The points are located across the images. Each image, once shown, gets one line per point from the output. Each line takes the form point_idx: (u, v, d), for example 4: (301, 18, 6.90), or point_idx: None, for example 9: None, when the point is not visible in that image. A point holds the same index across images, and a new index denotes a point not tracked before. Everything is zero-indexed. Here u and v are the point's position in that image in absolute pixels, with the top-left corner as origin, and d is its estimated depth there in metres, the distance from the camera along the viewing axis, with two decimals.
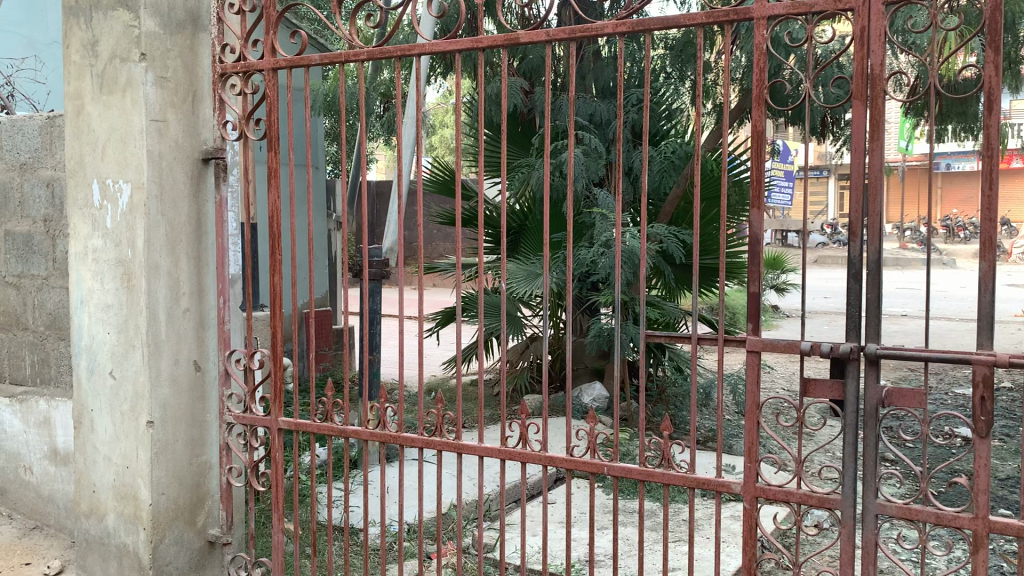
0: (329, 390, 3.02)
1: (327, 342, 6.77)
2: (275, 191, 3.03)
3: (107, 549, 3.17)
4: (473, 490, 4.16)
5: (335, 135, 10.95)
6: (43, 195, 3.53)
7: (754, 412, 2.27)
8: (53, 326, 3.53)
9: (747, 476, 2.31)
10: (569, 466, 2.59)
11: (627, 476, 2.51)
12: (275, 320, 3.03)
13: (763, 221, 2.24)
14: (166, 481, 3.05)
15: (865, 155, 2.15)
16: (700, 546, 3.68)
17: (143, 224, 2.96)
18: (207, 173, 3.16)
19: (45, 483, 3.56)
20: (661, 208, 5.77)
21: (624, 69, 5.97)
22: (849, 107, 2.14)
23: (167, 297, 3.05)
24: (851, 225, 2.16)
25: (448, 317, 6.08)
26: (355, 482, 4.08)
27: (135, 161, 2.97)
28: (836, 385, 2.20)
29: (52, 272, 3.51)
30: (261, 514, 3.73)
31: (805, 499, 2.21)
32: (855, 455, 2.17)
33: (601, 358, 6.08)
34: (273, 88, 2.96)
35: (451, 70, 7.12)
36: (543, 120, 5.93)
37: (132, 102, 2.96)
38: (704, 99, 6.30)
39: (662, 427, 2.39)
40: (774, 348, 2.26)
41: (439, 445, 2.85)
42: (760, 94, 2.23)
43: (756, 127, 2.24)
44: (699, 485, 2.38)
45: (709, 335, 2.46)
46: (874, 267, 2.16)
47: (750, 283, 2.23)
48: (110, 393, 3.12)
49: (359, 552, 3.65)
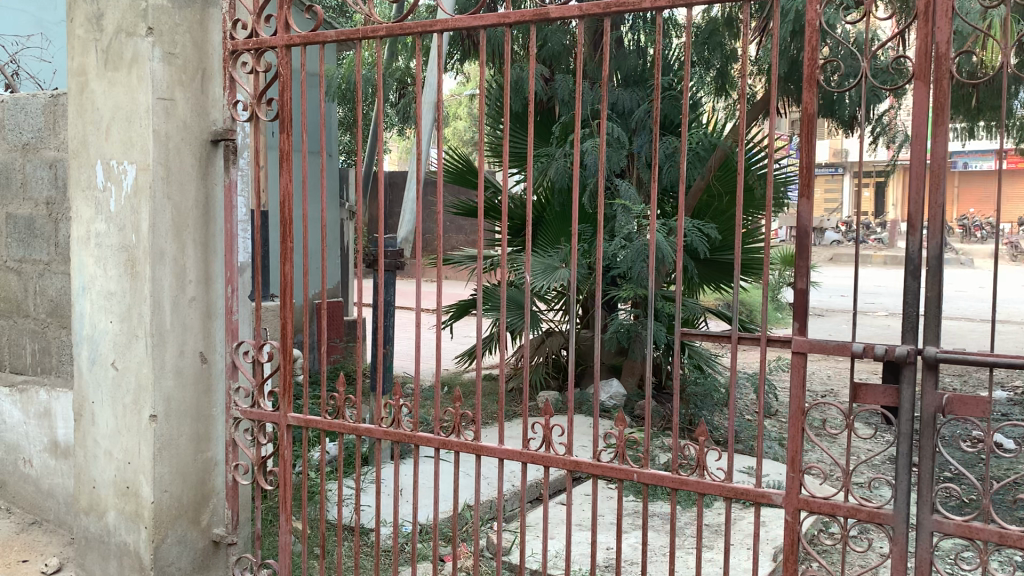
0: (340, 384, 2.87)
1: (338, 334, 6.64)
2: (287, 174, 2.87)
3: (107, 548, 3.03)
4: (490, 490, 4.01)
5: (349, 124, 10.82)
6: (45, 176, 3.39)
7: (798, 418, 2.10)
8: (55, 313, 3.38)
9: (790, 487, 2.15)
10: (596, 472, 2.43)
11: (657, 484, 2.34)
12: (286, 311, 2.88)
13: (813, 211, 2.07)
14: (169, 478, 2.91)
15: (927, 142, 1.96)
16: (729, 554, 3.54)
17: (148, 208, 2.81)
18: (216, 155, 3.00)
19: (45, 476, 3.42)
20: (684, 200, 5.60)
21: (649, 55, 5.77)
22: (910, 88, 1.96)
23: (172, 285, 2.90)
24: (909, 218, 1.98)
25: (463, 310, 5.93)
26: (367, 480, 3.93)
27: (139, 141, 2.81)
28: (890, 390, 2.03)
29: (54, 257, 3.36)
30: (268, 512, 3.58)
31: (853, 512, 2.04)
32: (909, 466, 2.00)
33: (620, 355, 5.92)
34: (286, 66, 2.81)
35: (468, 56, 6.96)
36: (563, 109, 5.77)
37: (137, 79, 2.81)
38: (729, 89, 6.11)
39: (697, 432, 2.22)
40: (822, 350, 2.08)
41: (455, 446, 2.68)
42: (812, 73, 2.06)
43: (807, 110, 2.07)
44: (737, 495, 2.22)
45: (746, 336, 2.29)
46: (935, 263, 1.97)
47: (798, 279, 2.06)
48: (111, 385, 2.98)
49: (370, 554, 3.50)
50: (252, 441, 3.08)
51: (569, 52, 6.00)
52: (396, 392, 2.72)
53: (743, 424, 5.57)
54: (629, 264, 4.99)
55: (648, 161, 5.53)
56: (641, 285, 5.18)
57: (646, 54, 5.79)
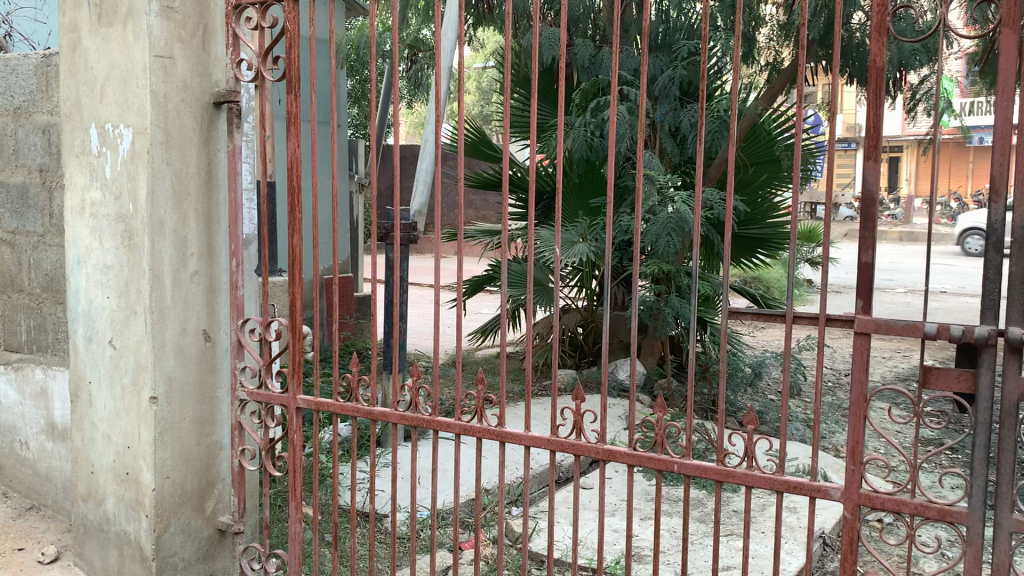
0: (353, 364, 2.66)
1: (349, 310, 6.47)
2: (295, 138, 2.66)
3: (107, 536, 2.85)
4: (509, 474, 3.84)
5: (358, 96, 10.62)
6: (38, 142, 3.18)
7: (860, 404, 1.91)
8: (50, 289, 3.19)
9: (849, 481, 1.95)
10: (632, 462, 2.23)
11: (701, 476, 2.14)
12: (294, 286, 2.69)
13: (880, 175, 1.87)
14: (171, 463, 2.73)
15: (1017, 95, 1.73)
16: (756, 542, 3.40)
17: (146, 174, 2.61)
18: (219, 118, 2.80)
19: (43, 459, 3.25)
20: (709, 171, 5.39)
21: (673, 19, 5.52)
22: (999, 36, 1.74)
23: (173, 257, 2.71)
24: (994, 183, 1.76)
25: (479, 285, 5.73)
26: (379, 463, 3.77)
27: (137, 103, 2.61)
28: (965, 375, 1.83)
29: (48, 229, 3.16)
30: (277, 496, 3.40)
31: (922, 510, 1.84)
32: (987, 459, 1.80)
33: (639, 332, 5.74)
34: (293, 21, 2.60)
35: (485, 22, 6.72)
36: (583, 75, 5.54)
37: (134, 35, 2.60)
38: (754, 57, 5.87)
39: (746, 420, 2.01)
40: (890, 331, 1.87)
41: (477, 432, 2.48)
42: (882, 20, 1.84)
43: (876, 62, 1.86)
44: (788, 489, 2.02)
45: (791, 315, 2.07)
46: (1021, 234, 1.76)
47: (863, 253, 1.86)
48: (109, 365, 2.79)
49: (382, 541, 3.31)
50: (259, 424, 2.91)
51: (589, 16, 5.77)
52: (414, 373, 2.51)
53: (769, 405, 5.38)
54: (652, 239, 4.77)
55: (672, 131, 5.31)
56: (664, 260, 4.96)
57: (670, 18, 5.56)
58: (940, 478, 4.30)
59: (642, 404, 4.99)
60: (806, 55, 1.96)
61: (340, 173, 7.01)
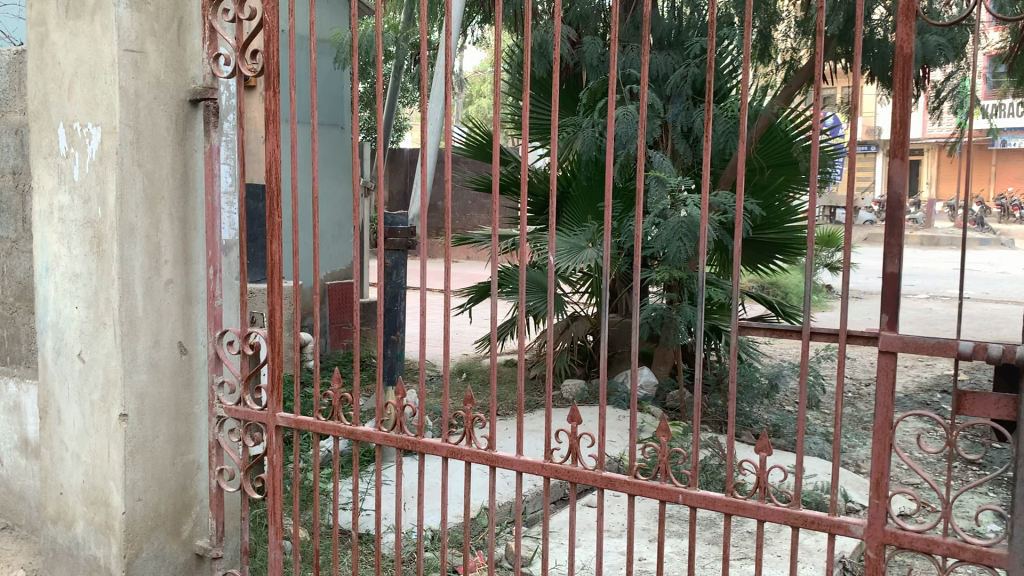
0: (333, 381, 2.45)
1: (350, 316, 6.33)
2: (273, 138, 2.48)
3: (76, 561, 2.69)
4: (509, 492, 3.65)
5: (369, 100, 10.52)
6: (11, 143, 3.03)
7: (886, 432, 1.72)
8: (24, 297, 3.03)
9: (873, 516, 1.75)
10: (633, 491, 2.02)
11: (708, 507, 1.94)
12: (273, 296, 2.51)
13: (907, 176, 1.66)
14: (143, 485, 2.56)
15: None
16: (771, 567, 3.18)
17: (115, 177, 2.44)
18: (195, 117, 2.63)
19: (17, 477, 3.09)
20: (722, 173, 5.19)
21: (686, 16, 5.37)
22: None
23: (145, 265, 2.53)
24: None
25: (483, 291, 5.55)
26: (369, 480, 3.59)
27: (105, 100, 2.44)
28: (1005, 401, 1.63)
29: (21, 234, 3.01)
30: (262, 516, 3.22)
31: (955, 551, 1.63)
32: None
33: (650, 340, 5.55)
34: (271, 14, 2.44)
35: (490, 19, 6.55)
36: (591, 74, 5.36)
37: (101, 28, 2.43)
38: (771, 55, 5.68)
39: (758, 447, 1.79)
40: (921, 350, 1.67)
41: (466, 455, 2.28)
42: (909, 2, 1.64)
43: (903, 50, 1.66)
44: (806, 524, 1.81)
45: (809, 331, 1.87)
46: None
47: (889, 262, 1.66)
48: (78, 379, 2.63)
49: (371, 564, 3.13)
50: (240, 443, 2.73)
51: (598, 14, 5.59)
52: (398, 391, 2.30)
53: (785, 417, 5.17)
54: (664, 243, 4.54)
55: (684, 131, 5.11)
56: (676, 266, 4.74)
57: (682, 16, 5.37)
58: (962, 496, 4.07)
59: (652, 416, 4.78)
60: (822, 38, 1.74)
61: (322, 174, 6.87)
